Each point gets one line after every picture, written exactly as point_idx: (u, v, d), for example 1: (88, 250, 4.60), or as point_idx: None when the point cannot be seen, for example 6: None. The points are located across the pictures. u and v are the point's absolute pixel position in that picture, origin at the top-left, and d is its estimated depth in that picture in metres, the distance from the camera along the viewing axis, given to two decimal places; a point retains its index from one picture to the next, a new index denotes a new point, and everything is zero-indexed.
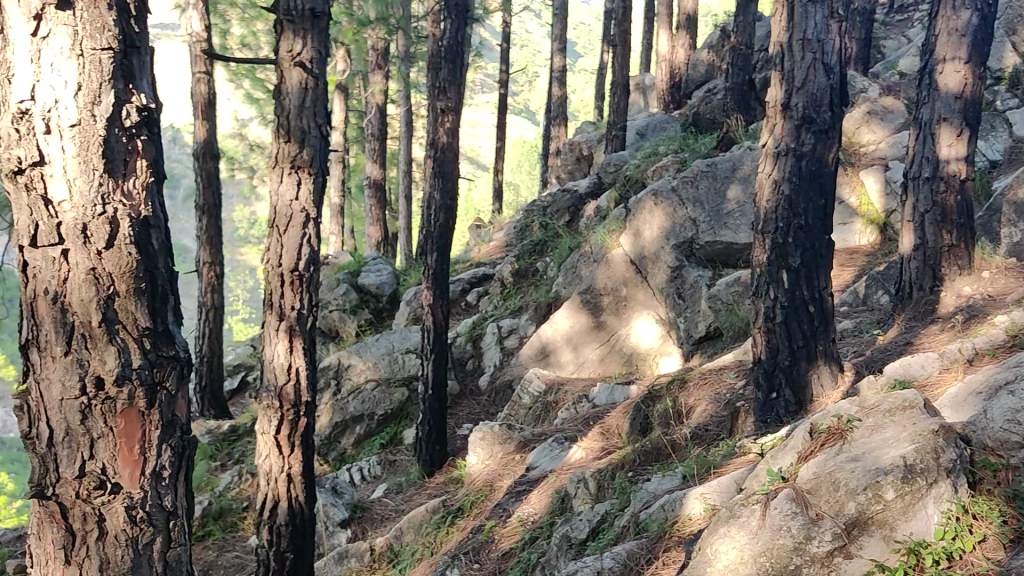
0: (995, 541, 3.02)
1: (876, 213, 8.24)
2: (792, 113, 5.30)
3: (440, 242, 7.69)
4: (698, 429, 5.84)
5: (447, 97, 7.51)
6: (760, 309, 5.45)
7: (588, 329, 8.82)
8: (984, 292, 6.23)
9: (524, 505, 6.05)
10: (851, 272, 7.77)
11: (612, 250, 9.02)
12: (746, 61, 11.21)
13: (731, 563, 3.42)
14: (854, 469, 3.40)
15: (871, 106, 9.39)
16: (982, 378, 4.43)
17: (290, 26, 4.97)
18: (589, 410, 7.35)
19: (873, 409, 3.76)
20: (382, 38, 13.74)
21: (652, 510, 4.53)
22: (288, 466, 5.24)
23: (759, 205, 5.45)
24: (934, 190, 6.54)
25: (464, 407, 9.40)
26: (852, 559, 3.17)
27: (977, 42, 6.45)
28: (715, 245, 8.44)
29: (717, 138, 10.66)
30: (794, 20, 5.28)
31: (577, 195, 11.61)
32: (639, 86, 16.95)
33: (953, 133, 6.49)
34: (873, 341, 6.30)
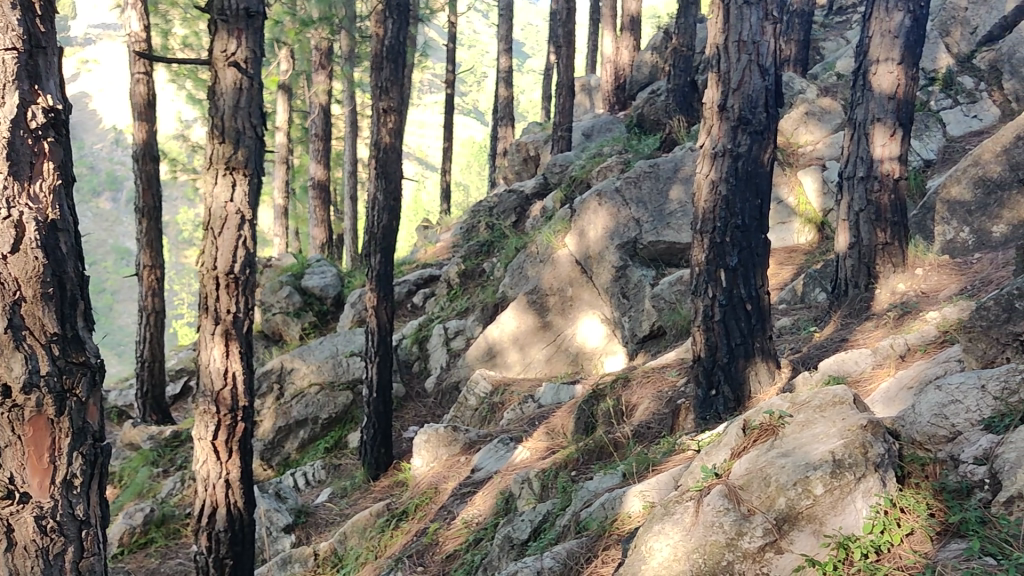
0: (922, 534, 3.08)
1: (814, 212, 8.37)
2: (728, 114, 5.35)
3: (383, 244, 7.63)
4: (640, 427, 5.88)
5: (389, 97, 7.44)
6: (699, 307, 5.48)
7: (535, 329, 8.83)
8: (918, 289, 6.35)
9: (468, 507, 6.02)
10: (790, 271, 7.89)
11: (557, 250, 9.05)
12: (688, 63, 11.29)
13: (665, 560, 3.43)
14: (784, 464, 3.45)
15: (809, 107, 9.51)
16: (913, 373, 4.53)
17: (224, 26, 4.91)
18: (535, 410, 7.37)
19: (804, 405, 3.83)
20: (325, 38, 13.62)
21: (593, 509, 4.54)
22: (226, 472, 5.16)
23: (697, 205, 5.49)
24: (868, 190, 6.64)
25: (410, 410, 9.34)
26: (782, 554, 3.20)
27: (909, 43, 6.58)
28: (658, 245, 8.54)
29: (660, 139, 10.74)
30: (729, 22, 5.32)
31: (523, 196, 11.62)
32: (585, 87, 17.02)
33: (887, 132, 6.59)
34: (809, 337, 6.40)
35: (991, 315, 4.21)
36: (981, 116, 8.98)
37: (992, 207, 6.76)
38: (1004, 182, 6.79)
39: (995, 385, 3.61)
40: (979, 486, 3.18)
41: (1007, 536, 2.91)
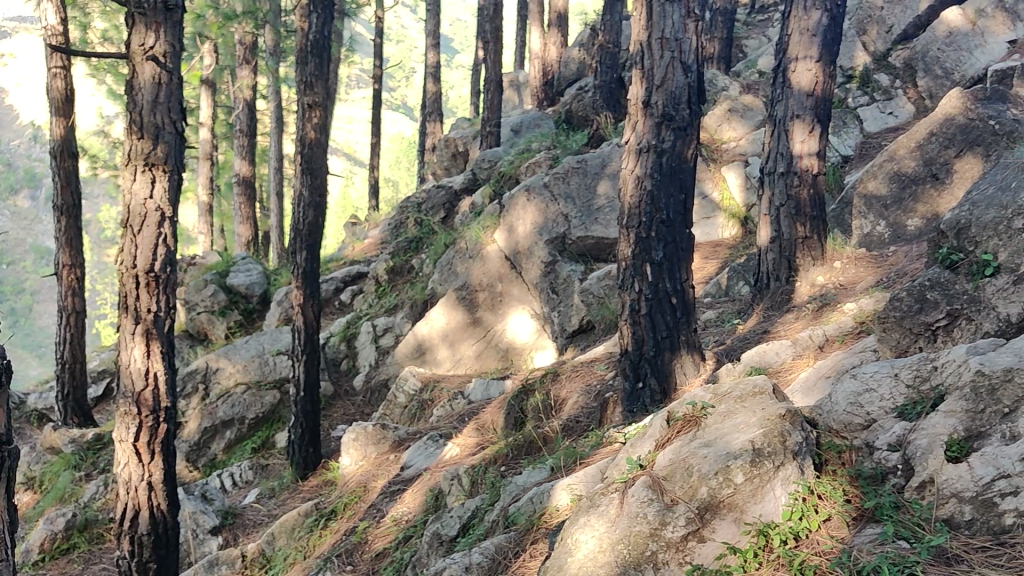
0: (839, 520, 3.19)
1: (738, 207, 8.53)
2: (652, 111, 5.41)
3: (310, 240, 7.56)
4: (569, 421, 5.92)
5: (314, 93, 7.36)
6: (625, 301, 5.54)
7: (464, 326, 8.79)
8: (836, 282, 6.52)
9: (397, 505, 5.99)
10: (714, 264, 8.03)
11: (486, 246, 9.04)
12: (614, 60, 11.39)
13: (590, 552, 3.43)
14: (706, 454, 3.50)
15: (732, 104, 9.68)
16: (831, 363, 4.66)
17: (142, 19, 4.82)
18: (465, 406, 7.38)
19: (725, 396, 3.92)
20: (250, 32, 13.41)
21: (521, 503, 4.56)
22: (148, 474, 5.05)
23: (623, 200, 5.52)
24: (788, 185, 6.77)
25: (339, 408, 9.26)
26: (705, 543, 3.25)
27: (826, 41, 6.75)
28: (586, 241, 8.63)
29: (587, 135, 10.81)
30: (652, 19, 5.38)
31: (452, 192, 11.60)
32: (512, 83, 17.03)
33: (806, 128, 6.73)
34: (733, 330, 6.53)
35: (904, 306, 4.39)
36: (897, 112, 9.25)
37: (906, 202, 6.94)
38: (918, 177, 6.98)
39: (908, 373, 3.74)
40: (893, 472, 3.35)
41: (919, 520, 3.07)
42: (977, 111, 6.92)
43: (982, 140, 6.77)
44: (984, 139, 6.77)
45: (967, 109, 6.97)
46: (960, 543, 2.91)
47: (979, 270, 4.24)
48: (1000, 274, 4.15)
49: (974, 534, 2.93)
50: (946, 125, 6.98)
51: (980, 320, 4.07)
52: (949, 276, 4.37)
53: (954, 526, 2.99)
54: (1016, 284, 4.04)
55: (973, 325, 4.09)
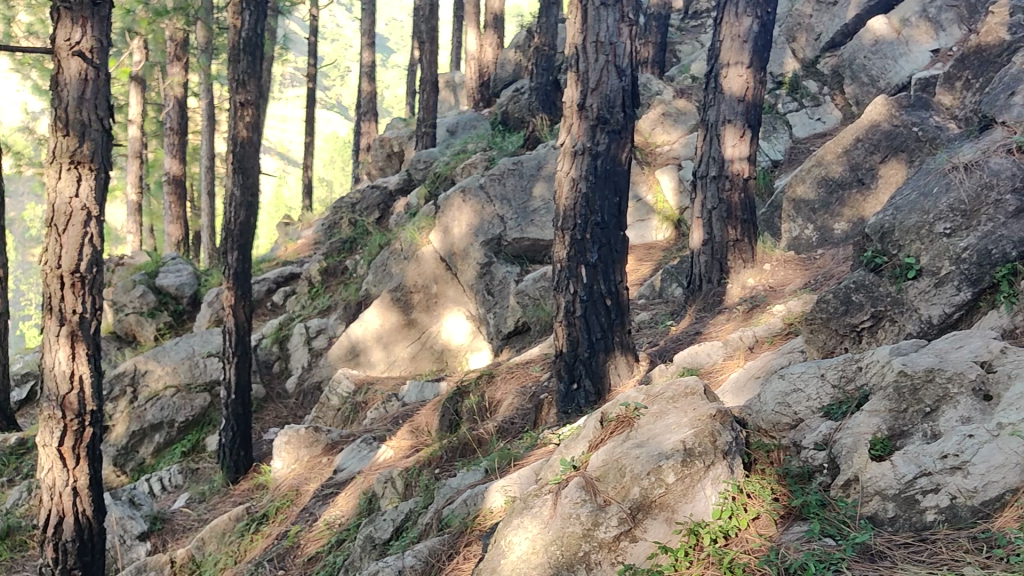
0: (767, 518, 3.25)
1: (671, 210, 8.63)
2: (587, 113, 5.44)
3: (241, 240, 7.45)
4: (504, 423, 5.93)
5: (246, 91, 7.24)
6: (561, 303, 5.56)
7: (399, 328, 8.75)
8: (766, 284, 6.66)
9: (330, 508, 5.94)
10: (649, 266, 8.12)
11: (421, 246, 8.99)
12: (550, 62, 11.43)
13: (523, 553, 3.41)
14: (639, 454, 3.53)
15: (666, 108, 9.79)
16: (761, 363, 4.75)
17: (68, 13, 4.69)
18: (399, 408, 7.34)
19: (658, 397, 3.97)
20: (181, 28, 13.17)
21: (454, 506, 4.55)
22: (73, 479, 4.92)
23: (558, 202, 5.55)
24: (720, 188, 6.86)
25: (270, 411, 9.05)
26: (637, 543, 3.27)
27: (757, 48, 6.88)
28: (522, 242, 8.68)
29: (524, 137, 10.84)
30: (587, 23, 5.43)
31: (387, 192, 11.55)
32: (448, 83, 16.99)
33: (737, 133, 6.85)
34: (666, 331, 6.61)
35: (831, 307, 4.51)
36: (825, 119, 9.53)
37: (833, 206, 7.10)
38: (844, 182, 7.14)
39: (833, 373, 3.83)
40: (819, 470, 3.43)
41: (845, 518, 3.15)
42: (901, 117, 7.03)
43: (906, 146, 6.89)
44: (908, 145, 6.89)
45: (892, 116, 7.06)
46: (884, 540, 3.00)
47: (902, 274, 4.36)
48: (922, 276, 4.26)
49: (897, 531, 3.04)
50: (872, 131, 7.07)
51: (903, 322, 4.24)
52: (874, 278, 4.49)
53: (878, 523, 3.09)
54: (938, 286, 4.18)
55: (897, 327, 4.25)
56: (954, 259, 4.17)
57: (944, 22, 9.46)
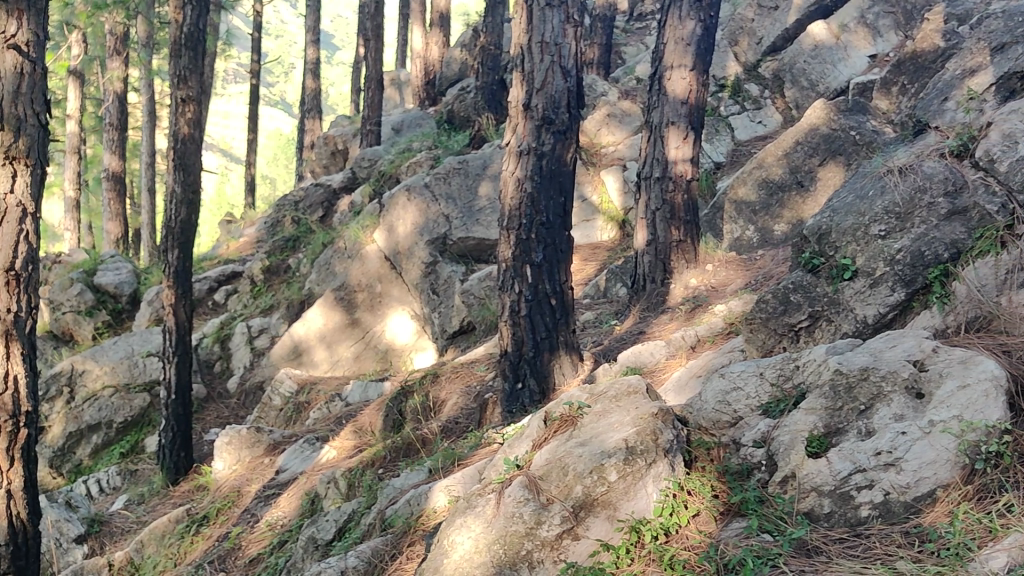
0: (706, 515, 3.30)
1: (616, 210, 8.69)
2: (532, 113, 5.46)
3: (182, 238, 7.34)
4: (448, 423, 5.93)
5: (188, 86, 7.13)
6: (506, 302, 5.56)
7: (342, 327, 8.69)
8: (708, 284, 6.75)
9: (272, 509, 5.88)
10: (594, 266, 8.17)
11: (365, 245, 8.95)
12: (496, 61, 11.43)
13: (466, 552, 3.40)
14: (581, 453, 3.55)
15: (611, 109, 9.85)
16: (702, 362, 4.82)
17: (4, 6, 4.49)
18: (342, 408, 7.29)
19: (601, 396, 4.00)
20: (121, 22, 12.92)
21: (398, 506, 4.53)
22: (9, 482, 4.55)
23: (503, 201, 5.55)
24: (664, 190, 6.93)
25: (212, 411, 8.91)
26: (579, 541, 3.30)
27: (700, 51, 6.97)
28: (467, 241, 8.69)
29: (469, 136, 10.83)
30: (533, 23, 5.46)
31: (331, 189, 11.47)
32: (393, 81, 16.89)
33: (681, 135, 6.92)
34: (611, 331, 6.66)
35: (770, 307, 4.60)
36: (766, 121, 9.65)
37: (774, 208, 7.22)
38: (784, 184, 7.25)
39: (772, 372, 3.89)
40: (758, 467, 3.48)
41: (782, 513, 3.22)
42: (839, 121, 7.18)
43: (844, 150, 7.07)
44: (846, 149, 7.07)
45: (830, 119, 7.21)
46: (819, 535, 3.07)
47: (838, 274, 4.46)
48: (858, 277, 4.36)
49: (833, 526, 3.11)
50: (811, 134, 7.22)
51: (839, 321, 4.35)
52: (811, 279, 4.59)
53: (814, 518, 3.16)
54: (873, 287, 4.28)
55: (833, 326, 4.36)
56: (889, 261, 4.27)
57: (881, 28, 9.76)
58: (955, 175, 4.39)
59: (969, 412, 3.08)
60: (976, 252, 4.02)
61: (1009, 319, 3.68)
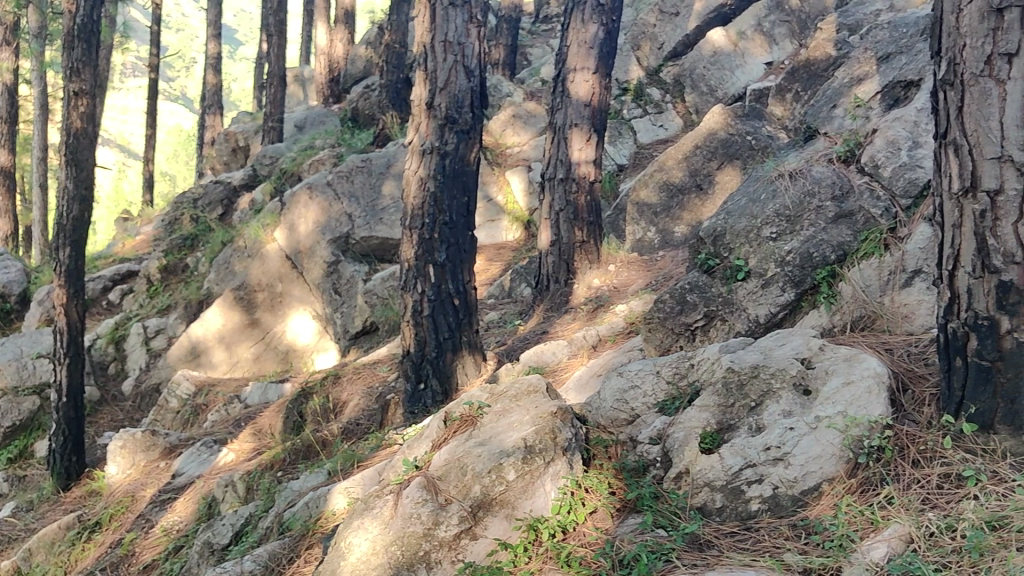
0: (603, 512, 3.34)
1: (521, 211, 8.76)
2: (435, 113, 5.45)
3: (75, 236, 7.11)
4: (349, 424, 5.87)
5: (81, 79, 6.92)
6: (408, 302, 5.53)
7: (242, 328, 8.51)
8: (610, 284, 6.84)
9: (168, 514, 5.73)
10: (499, 266, 8.20)
11: (266, 244, 8.81)
12: (400, 60, 11.32)
13: (363, 554, 3.35)
14: (480, 453, 3.55)
15: (516, 110, 9.90)
16: (602, 362, 4.87)
17: None
18: (241, 410, 7.16)
19: (501, 395, 4.02)
20: (11, 11, 12.44)
21: (296, 509, 4.48)
22: None
23: (406, 201, 5.52)
24: (567, 191, 7.00)
25: (105, 414, 8.60)
26: (477, 540, 3.29)
27: (602, 54, 7.07)
28: (370, 241, 8.64)
29: (373, 134, 10.75)
30: (435, 22, 5.42)
31: (230, 187, 11.26)
32: (297, 77, 16.65)
33: (584, 137, 7.01)
34: (514, 330, 6.72)
35: (667, 307, 4.68)
36: (667, 125, 9.81)
37: (674, 210, 7.34)
38: (684, 187, 7.39)
39: (668, 369, 4.00)
40: (653, 464, 3.55)
41: (676, 509, 3.28)
42: (736, 126, 7.29)
43: (740, 154, 7.18)
44: (742, 153, 7.18)
45: (728, 124, 7.31)
46: (712, 529, 3.14)
47: (732, 275, 4.57)
48: (750, 278, 4.49)
49: (725, 520, 3.18)
50: (709, 139, 7.32)
51: (733, 321, 4.46)
52: (707, 279, 4.69)
53: (707, 513, 3.23)
54: (765, 287, 4.41)
55: (727, 325, 4.46)
56: (779, 262, 4.41)
57: (776, 36, 10.04)
58: (842, 180, 4.58)
59: (853, 407, 3.23)
60: (861, 254, 4.19)
61: (892, 317, 3.84)
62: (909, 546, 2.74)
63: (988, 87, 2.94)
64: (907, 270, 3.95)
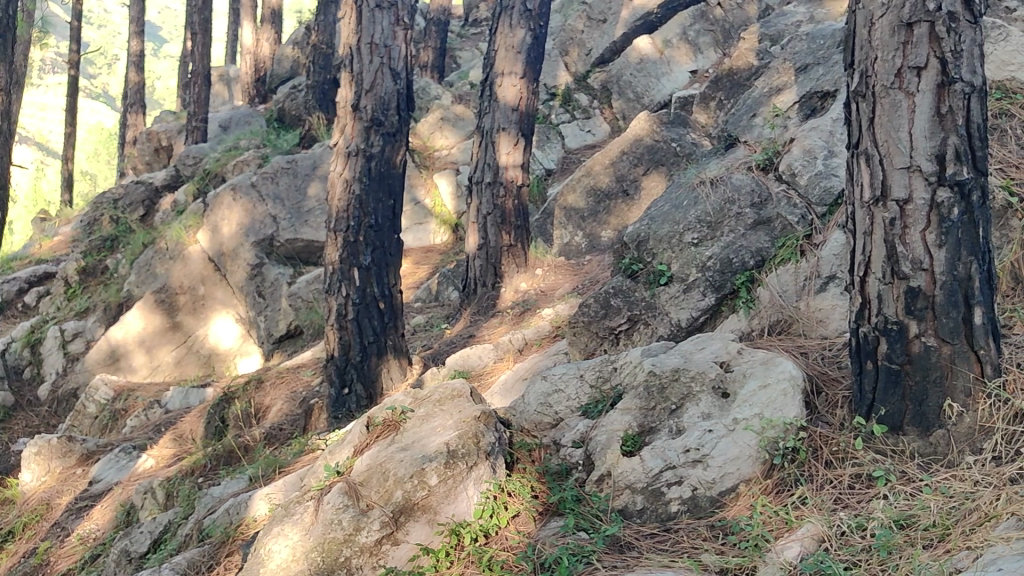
0: (526, 515, 3.37)
1: (449, 214, 8.79)
2: (361, 114, 5.42)
3: None
4: (272, 429, 5.81)
5: None
6: (332, 306, 5.48)
7: (163, 331, 8.34)
8: (537, 288, 6.89)
9: (84, 522, 5.59)
10: (426, 269, 8.19)
11: (188, 246, 8.61)
12: (327, 61, 11.24)
13: (283, 561, 3.31)
14: (402, 458, 3.49)
15: (444, 113, 9.86)
16: (528, 366, 4.90)
17: None
18: (161, 415, 7.02)
19: (425, 400, 4.02)
20: None
21: (216, 516, 4.41)
22: None
23: (330, 203, 5.48)
24: (494, 195, 7.01)
25: (20, 420, 8.31)
26: (398, 545, 3.28)
27: (530, 59, 7.11)
28: (296, 243, 8.61)
29: (299, 135, 10.65)
30: (362, 24, 5.39)
31: (152, 188, 11.03)
32: (221, 77, 16.39)
33: (511, 141, 7.01)
34: (441, 334, 6.73)
35: (592, 311, 4.74)
36: (594, 131, 9.95)
37: (601, 214, 7.42)
38: (611, 192, 7.45)
39: (591, 373, 4.03)
40: (576, 467, 3.58)
41: (597, 511, 3.31)
42: (661, 133, 7.46)
43: (665, 160, 7.33)
44: (667, 159, 7.32)
45: (653, 130, 7.49)
46: (632, 531, 3.18)
47: (655, 279, 4.63)
48: (672, 282, 4.55)
49: (645, 522, 3.22)
50: (636, 145, 7.48)
51: (656, 324, 4.51)
52: (631, 284, 4.74)
53: (627, 515, 3.27)
54: (686, 292, 4.47)
55: (650, 329, 4.52)
56: (700, 267, 4.48)
57: (700, 45, 10.22)
58: (760, 187, 4.69)
59: (770, 409, 3.30)
60: (778, 260, 4.31)
61: (807, 322, 3.94)
62: (821, 545, 2.81)
63: (898, 99, 3.03)
64: (822, 275, 4.07)
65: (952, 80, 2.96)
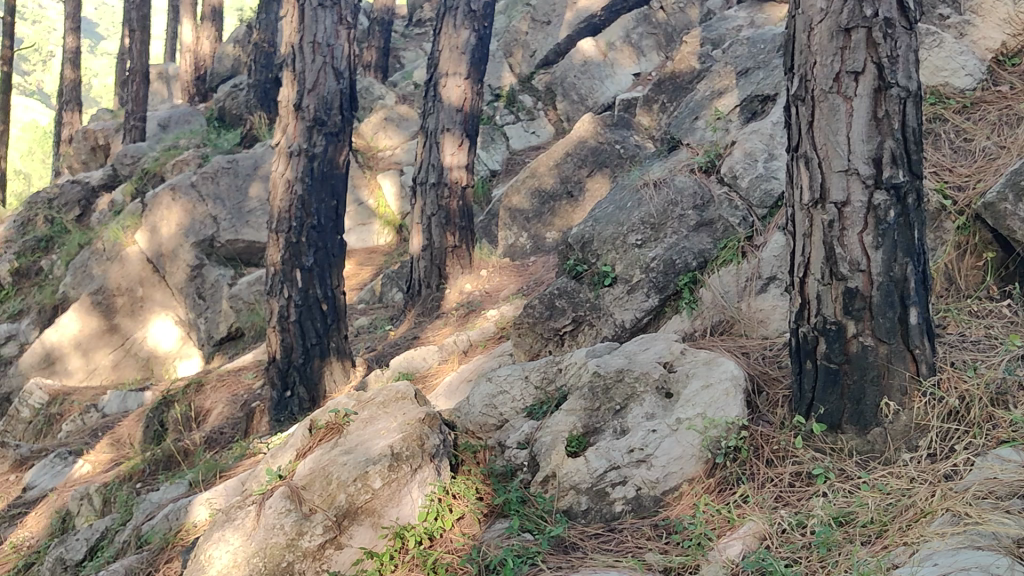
0: (471, 517, 3.36)
1: (393, 215, 8.73)
2: (303, 114, 5.36)
3: None
4: (213, 433, 5.73)
5: None
6: (274, 308, 5.41)
7: (100, 333, 8.15)
8: (482, 290, 6.90)
9: (18, 530, 5.44)
10: (369, 271, 8.15)
11: (125, 247, 8.44)
12: (269, 60, 11.11)
13: (224, 567, 3.23)
14: (346, 461, 3.46)
15: (388, 113, 9.82)
16: (473, 368, 4.89)
17: None
18: (98, 420, 6.87)
19: (368, 402, 3.98)
20: None
21: (154, 522, 4.32)
22: None
23: (272, 204, 5.41)
24: (439, 196, 6.98)
25: None
26: (342, 549, 3.23)
27: (474, 60, 7.10)
28: (237, 244, 8.49)
29: (240, 135, 10.51)
30: (304, 22, 5.31)
31: (88, 187, 10.80)
32: (161, 74, 16.09)
33: (455, 142, 7.00)
34: (385, 336, 6.70)
35: (537, 312, 4.72)
36: (538, 132, 9.99)
37: (545, 216, 7.45)
38: (556, 193, 7.46)
39: (536, 374, 4.04)
40: (521, 468, 3.58)
41: (542, 512, 3.31)
42: (605, 135, 7.45)
43: (609, 162, 7.34)
44: (611, 162, 7.34)
45: (597, 133, 7.47)
46: (577, 531, 3.19)
47: (599, 281, 4.65)
48: (617, 283, 4.57)
49: (589, 522, 3.24)
50: (579, 146, 7.46)
51: (600, 325, 4.51)
52: (575, 285, 4.76)
53: (572, 515, 3.27)
54: (630, 292, 4.49)
55: (594, 330, 4.53)
56: (644, 268, 4.51)
57: (644, 48, 10.30)
58: (702, 190, 4.76)
59: (711, 409, 3.34)
60: (720, 261, 4.37)
61: (748, 322, 3.99)
62: (762, 543, 2.85)
63: (837, 103, 3.08)
64: (762, 277, 4.13)
65: (888, 85, 3.01)
